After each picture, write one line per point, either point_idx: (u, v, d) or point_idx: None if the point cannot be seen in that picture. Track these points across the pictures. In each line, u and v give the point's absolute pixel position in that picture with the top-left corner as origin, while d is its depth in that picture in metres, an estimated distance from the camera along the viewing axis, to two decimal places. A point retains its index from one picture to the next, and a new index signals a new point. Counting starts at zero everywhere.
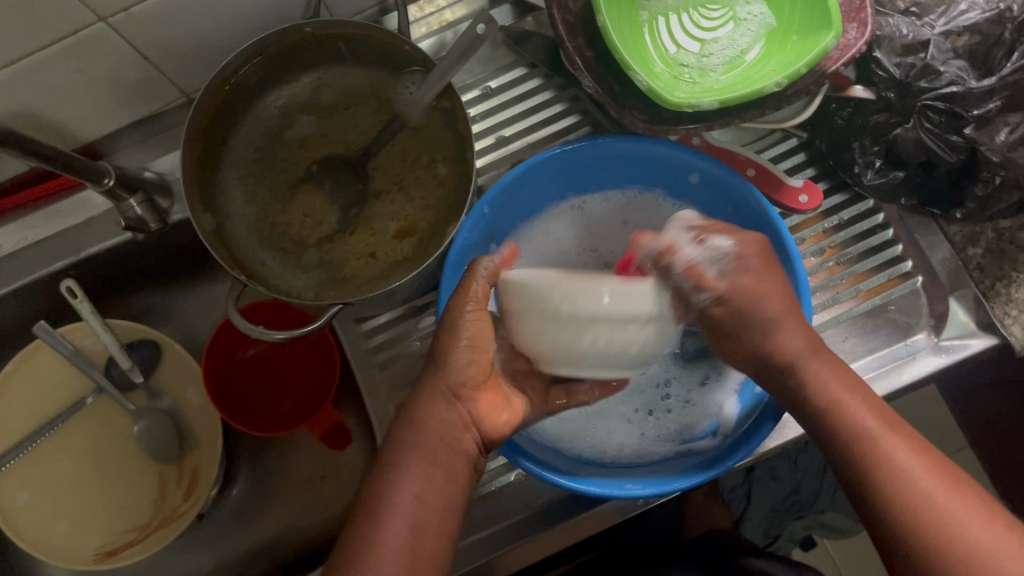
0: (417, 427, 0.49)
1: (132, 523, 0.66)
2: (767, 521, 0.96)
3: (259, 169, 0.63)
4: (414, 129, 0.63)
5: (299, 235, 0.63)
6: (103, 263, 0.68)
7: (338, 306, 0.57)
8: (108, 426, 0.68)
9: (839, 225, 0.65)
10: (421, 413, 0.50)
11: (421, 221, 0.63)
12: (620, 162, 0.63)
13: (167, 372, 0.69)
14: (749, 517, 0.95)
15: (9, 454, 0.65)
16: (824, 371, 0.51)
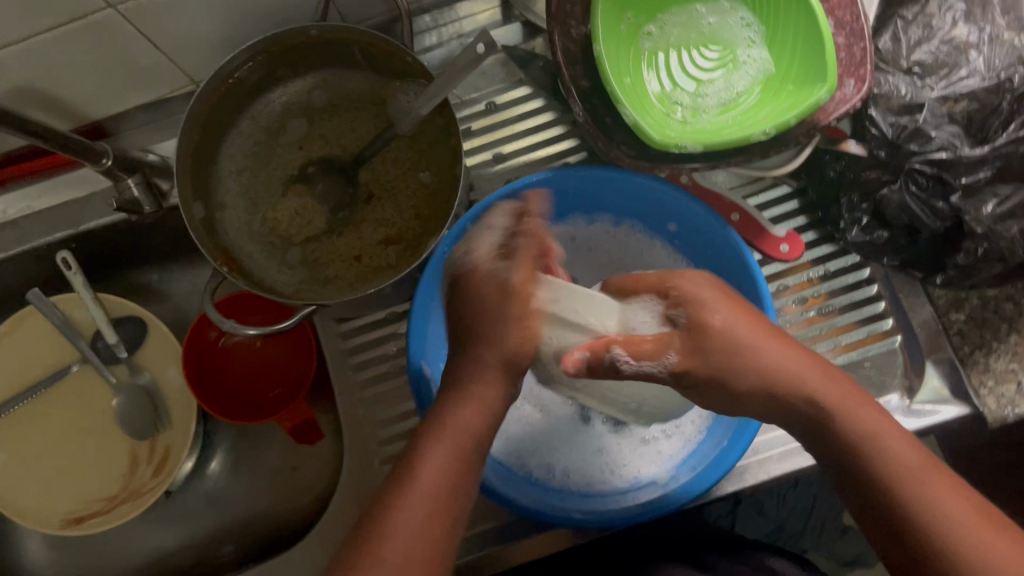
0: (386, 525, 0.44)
1: (100, 494, 0.68)
2: None
3: (256, 163, 0.65)
4: (409, 138, 0.63)
5: (288, 232, 0.65)
6: (102, 237, 0.70)
7: (313, 306, 0.58)
8: (90, 396, 0.70)
9: (825, 276, 0.64)
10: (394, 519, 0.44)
11: (407, 229, 0.64)
12: (606, 192, 0.62)
13: (151, 351, 0.70)
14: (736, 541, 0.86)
15: None
16: (849, 402, 0.50)
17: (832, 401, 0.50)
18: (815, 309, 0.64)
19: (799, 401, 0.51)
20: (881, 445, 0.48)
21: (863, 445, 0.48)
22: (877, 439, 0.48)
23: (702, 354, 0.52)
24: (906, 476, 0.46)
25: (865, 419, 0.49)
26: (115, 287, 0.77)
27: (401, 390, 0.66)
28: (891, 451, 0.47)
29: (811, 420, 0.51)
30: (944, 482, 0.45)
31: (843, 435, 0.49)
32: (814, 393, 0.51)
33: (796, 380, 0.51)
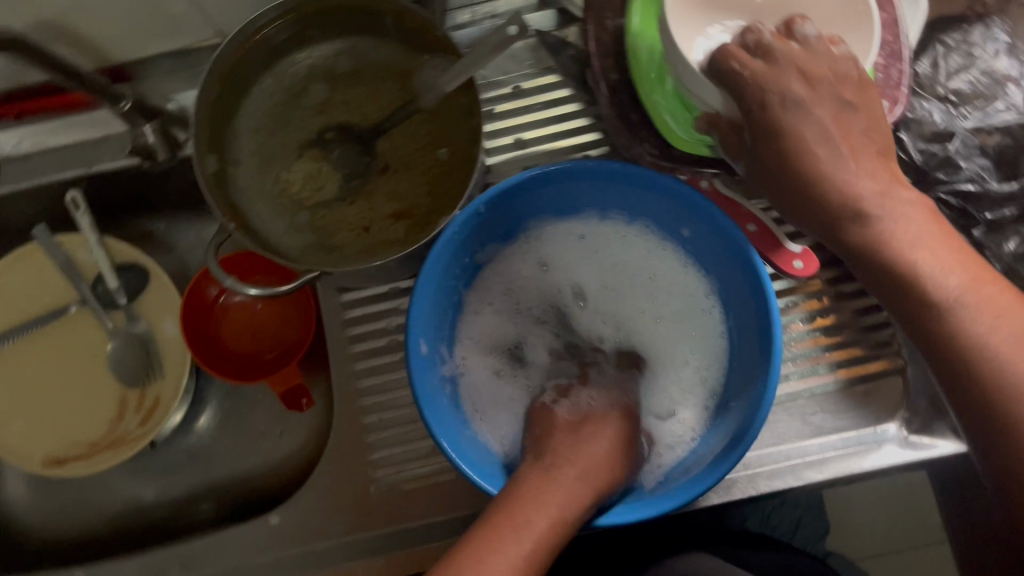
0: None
1: (84, 438, 0.67)
2: None
3: (273, 123, 0.64)
4: (430, 113, 0.62)
5: (299, 195, 0.64)
6: (114, 181, 0.69)
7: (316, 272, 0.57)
8: (86, 338, 0.69)
9: (837, 297, 0.64)
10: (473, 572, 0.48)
11: (418, 206, 0.63)
12: (622, 193, 0.60)
13: (151, 300, 0.70)
14: None
15: None
16: (899, 206, 0.49)
17: (803, 143, 0.49)
18: (820, 329, 0.63)
19: (786, 170, 0.50)
20: (856, 189, 0.49)
21: (828, 145, 0.49)
22: (871, 206, 0.49)
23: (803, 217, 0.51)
24: (939, 264, 0.47)
25: (821, 133, 0.50)
26: (121, 233, 0.77)
27: (397, 366, 0.65)
28: (865, 196, 0.49)
29: (791, 197, 0.51)
30: (925, 242, 0.48)
31: (830, 127, 0.50)
32: (852, 186, 0.49)
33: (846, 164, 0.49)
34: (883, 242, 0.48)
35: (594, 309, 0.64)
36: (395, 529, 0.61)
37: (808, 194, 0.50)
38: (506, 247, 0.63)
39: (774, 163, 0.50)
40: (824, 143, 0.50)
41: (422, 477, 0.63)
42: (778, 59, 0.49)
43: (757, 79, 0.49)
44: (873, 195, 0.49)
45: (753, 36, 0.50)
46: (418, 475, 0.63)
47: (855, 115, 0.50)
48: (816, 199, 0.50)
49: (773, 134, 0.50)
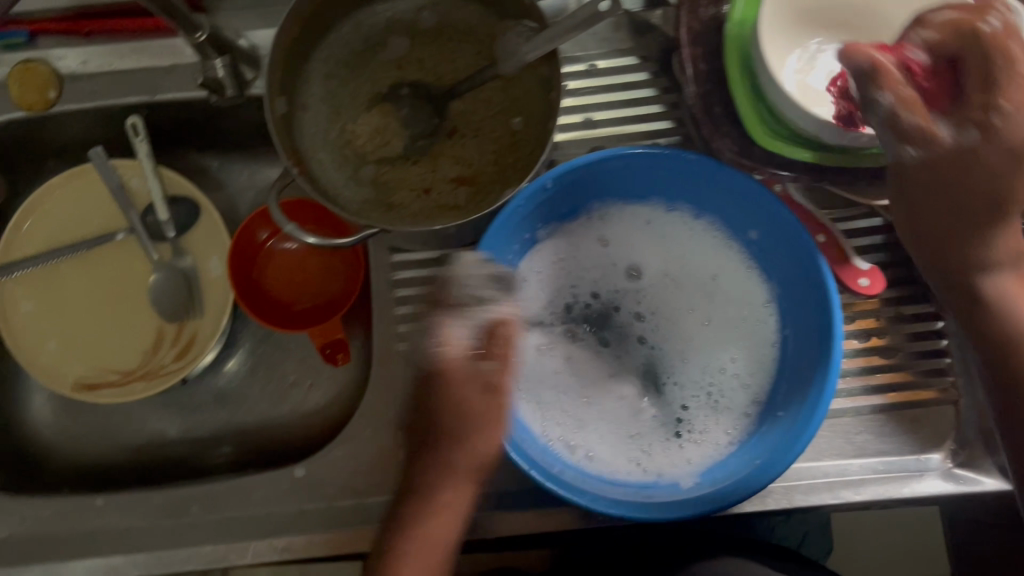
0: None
1: (117, 366, 0.67)
2: None
3: (346, 72, 0.63)
4: (506, 81, 0.61)
5: (363, 148, 0.63)
6: (176, 112, 0.69)
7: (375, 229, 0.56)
8: (129, 267, 0.68)
9: (896, 318, 0.62)
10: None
11: (483, 174, 0.62)
12: (694, 185, 0.58)
13: (199, 236, 0.69)
14: None
15: (24, 263, 0.66)
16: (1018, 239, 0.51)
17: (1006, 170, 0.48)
18: (876, 350, 0.61)
19: (953, 186, 0.49)
20: (1000, 229, 0.50)
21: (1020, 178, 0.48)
22: (997, 244, 0.51)
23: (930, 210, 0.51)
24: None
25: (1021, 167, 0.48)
26: (171, 166, 0.76)
27: None
28: (1007, 213, 0.50)
29: (950, 222, 0.50)
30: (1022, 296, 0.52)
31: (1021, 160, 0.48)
32: (989, 204, 0.49)
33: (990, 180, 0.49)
34: (994, 289, 0.51)
35: (648, 289, 0.62)
36: None
37: (950, 194, 0.50)
38: (564, 224, 0.61)
39: (948, 174, 0.49)
40: (993, 156, 0.48)
41: None
42: (996, 42, 0.46)
43: (978, 77, 0.47)
44: (1003, 222, 0.50)
45: (988, 29, 0.47)
46: None
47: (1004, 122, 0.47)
48: (968, 196, 0.49)
49: (977, 149, 0.48)
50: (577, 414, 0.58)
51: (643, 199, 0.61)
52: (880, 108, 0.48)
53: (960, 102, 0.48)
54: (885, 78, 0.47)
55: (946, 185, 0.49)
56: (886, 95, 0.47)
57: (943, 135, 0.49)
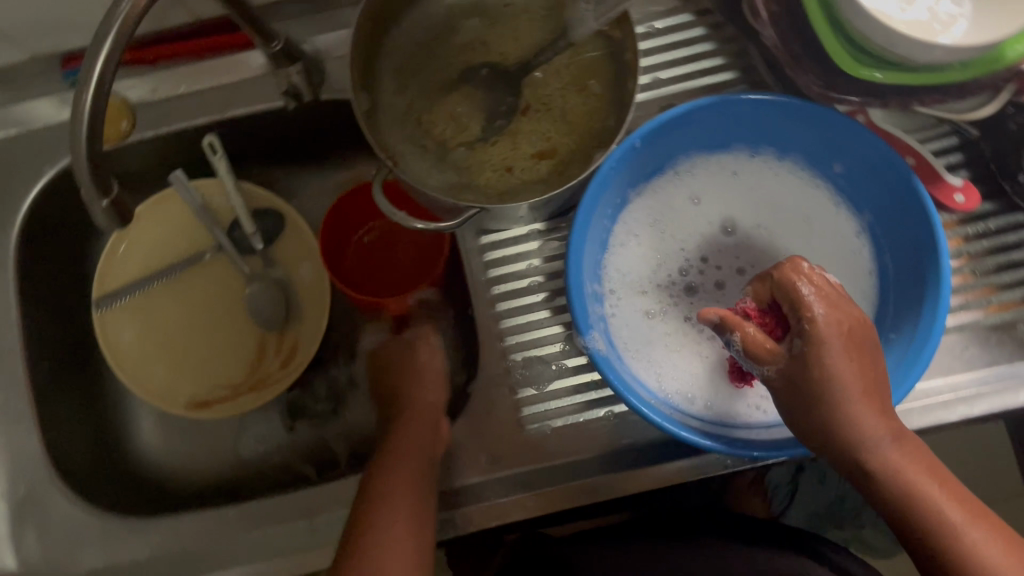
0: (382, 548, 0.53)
1: (226, 380, 0.68)
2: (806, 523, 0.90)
3: (416, 63, 0.64)
4: (577, 51, 0.62)
5: (442, 136, 0.63)
6: (246, 128, 0.69)
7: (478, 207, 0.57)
8: (224, 285, 0.70)
9: (984, 233, 0.63)
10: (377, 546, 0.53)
11: (564, 146, 0.62)
12: (775, 126, 0.59)
13: (286, 244, 0.69)
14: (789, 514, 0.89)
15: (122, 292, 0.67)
16: (906, 456, 0.48)
17: (824, 379, 0.48)
18: (969, 266, 0.63)
19: (816, 394, 0.48)
20: (879, 464, 0.48)
21: (860, 393, 0.48)
22: (888, 458, 0.47)
23: (799, 393, 0.49)
24: (927, 505, 0.46)
25: (852, 377, 0.48)
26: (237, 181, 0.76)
27: (539, 307, 0.65)
28: (875, 433, 0.48)
29: (810, 405, 0.49)
30: (921, 468, 0.47)
31: (863, 380, 0.48)
32: (852, 425, 0.48)
33: (849, 381, 0.48)
34: (889, 473, 0.47)
35: (742, 244, 0.62)
36: (539, 466, 0.62)
37: (816, 377, 0.48)
38: (648, 186, 0.62)
39: (808, 389, 0.49)
40: (839, 376, 0.48)
41: (568, 415, 0.63)
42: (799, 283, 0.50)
43: (793, 308, 0.50)
44: (877, 442, 0.48)
45: (807, 325, 0.49)
46: (565, 414, 0.63)
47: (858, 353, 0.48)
48: (785, 371, 0.49)
49: (811, 364, 0.48)
50: (692, 369, 0.59)
51: (720, 150, 0.62)
52: (734, 348, 0.51)
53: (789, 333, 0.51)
54: (732, 321, 0.50)
55: (806, 385, 0.49)
56: (737, 336, 0.50)
57: (804, 374, 0.49)
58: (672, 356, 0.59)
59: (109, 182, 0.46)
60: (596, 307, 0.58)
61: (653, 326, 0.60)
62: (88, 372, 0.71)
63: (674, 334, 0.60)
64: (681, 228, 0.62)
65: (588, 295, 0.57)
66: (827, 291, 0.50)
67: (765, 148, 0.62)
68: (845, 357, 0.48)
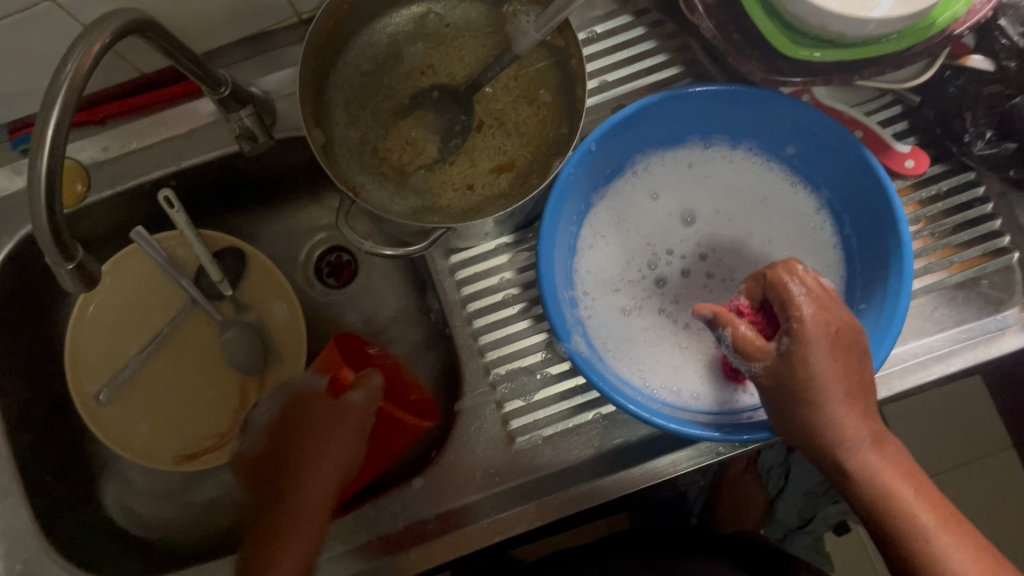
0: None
1: (212, 429, 0.67)
2: (801, 505, 0.91)
3: (365, 93, 0.64)
4: (523, 63, 0.63)
5: (400, 162, 0.63)
6: (203, 176, 0.69)
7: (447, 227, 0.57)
8: (195, 334, 0.69)
9: (937, 195, 0.65)
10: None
11: (521, 157, 0.63)
12: (725, 115, 0.60)
13: (255, 285, 0.69)
14: (783, 498, 0.91)
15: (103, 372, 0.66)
16: (882, 458, 0.49)
17: (807, 384, 0.48)
18: (928, 230, 0.64)
19: (801, 395, 0.49)
20: (857, 466, 0.49)
21: (842, 398, 0.48)
22: (867, 459, 0.48)
23: (785, 392, 0.49)
24: (900, 509, 0.47)
25: (835, 381, 0.48)
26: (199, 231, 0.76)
27: (515, 318, 0.65)
28: (855, 433, 0.49)
29: (795, 405, 0.49)
30: (897, 470, 0.48)
31: (846, 382, 0.49)
32: (832, 427, 0.49)
33: (835, 382, 0.48)
34: (864, 475, 0.48)
35: (706, 232, 0.63)
36: (527, 480, 0.62)
37: (800, 380, 0.49)
38: (608, 189, 0.62)
39: (795, 390, 0.49)
40: (826, 378, 0.48)
41: (557, 423, 0.63)
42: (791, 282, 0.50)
43: (783, 307, 0.50)
44: (855, 443, 0.49)
45: (795, 325, 0.49)
46: (553, 421, 0.63)
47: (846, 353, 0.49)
48: (773, 372, 0.50)
49: (797, 367, 0.49)
50: (673, 360, 0.59)
51: (673, 144, 0.63)
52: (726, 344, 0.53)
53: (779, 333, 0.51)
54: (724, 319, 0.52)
55: (791, 387, 0.49)
56: (726, 331, 0.52)
57: (792, 376, 0.49)
58: (652, 351, 0.60)
59: (73, 246, 0.45)
60: (573, 312, 0.58)
61: (629, 325, 0.60)
62: (69, 440, 0.70)
63: (651, 329, 0.60)
64: (644, 225, 0.63)
65: (563, 302, 0.57)
66: (817, 291, 0.50)
67: (716, 138, 0.63)
68: (829, 359, 0.48)
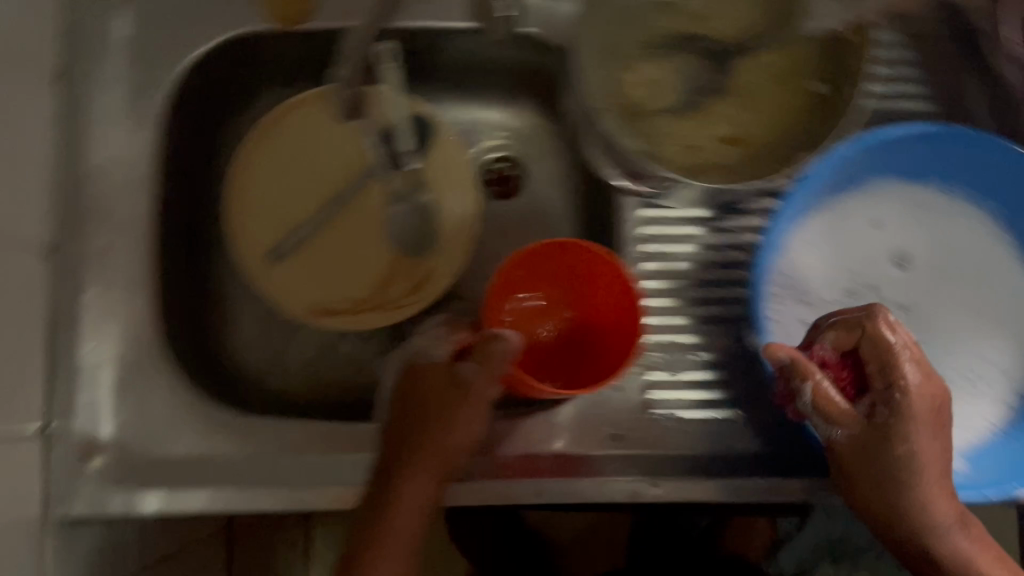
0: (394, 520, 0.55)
1: (346, 293, 0.66)
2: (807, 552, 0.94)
3: (626, 17, 0.59)
4: (796, 49, 0.60)
5: (634, 98, 0.60)
6: (420, 39, 0.65)
7: None
8: (363, 197, 0.66)
9: None
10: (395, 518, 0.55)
11: (756, 137, 0.60)
12: (977, 168, 0.60)
13: (436, 168, 0.66)
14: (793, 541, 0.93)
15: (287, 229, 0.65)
16: (972, 545, 0.54)
17: (907, 468, 0.52)
18: None
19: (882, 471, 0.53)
20: (946, 547, 0.54)
21: (932, 472, 0.52)
22: (960, 542, 0.54)
23: (869, 461, 0.53)
24: None
25: (930, 460, 0.52)
26: None
27: (683, 292, 0.63)
28: (948, 515, 0.53)
29: (881, 484, 0.53)
30: (988, 554, 0.55)
31: (938, 466, 0.53)
32: (921, 513, 0.53)
33: (939, 472, 0.53)
34: (955, 561, 0.54)
35: (917, 276, 0.61)
36: (652, 454, 0.61)
37: (909, 466, 0.52)
38: (835, 201, 0.61)
39: (877, 460, 0.53)
40: (927, 469, 0.52)
41: (690, 414, 0.62)
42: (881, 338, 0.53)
43: (881, 372, 0.53)
44: (952, 529, 0.54)
45: (900, 394, 0.52)
46: (686, 407, 0.62)
47: (947, 446, 0.53)
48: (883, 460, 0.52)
49: (885, 433, 0.52)
50: None
51: (913, 181, 0.61)
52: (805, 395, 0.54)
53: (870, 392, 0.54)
54: (805, 371, 0.53)
55: (872, 459, 0.53)
56: (807, 386, 0.53)
57: (884, 462, 0.53)
58: None
59: None
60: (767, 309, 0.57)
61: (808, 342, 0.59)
62: (194, 254, 0.68)
63: None
64: (857, 249, 0.61)
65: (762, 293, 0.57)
66: (927, 375, 0.52)
67: (957, 189, 0.62)
68: (929, 438, 0.52)
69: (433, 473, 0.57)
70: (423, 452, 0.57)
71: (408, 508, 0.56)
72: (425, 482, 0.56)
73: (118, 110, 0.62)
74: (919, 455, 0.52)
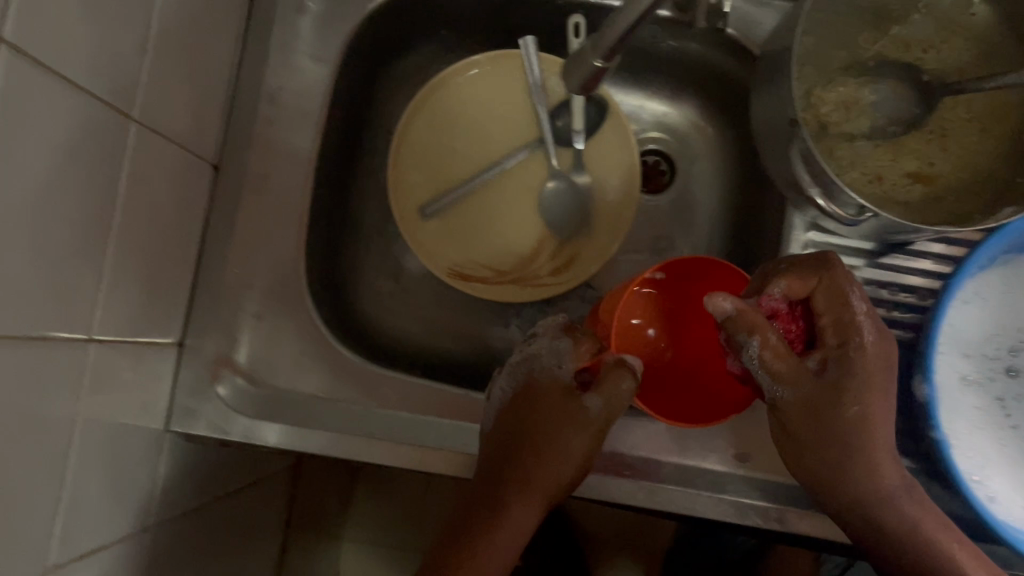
0: (493, 542, 0.54)
1: (489, 261, 0.65)
2: None
3: (836, 33, 0.58)
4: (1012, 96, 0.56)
5: (825, 116, 0.58)
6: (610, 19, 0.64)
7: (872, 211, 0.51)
8: (523, 170, 0.65)
9: None
10: (492, 544, 0.54)
11: (946, 178, 0.58)
12: None
13: (600, 154, 0.65)
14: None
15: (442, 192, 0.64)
16: (928, 517, 0.51)
17: (845, 422, 0.50)
18: None
19: (843, 446, 0.51)
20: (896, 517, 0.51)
21: (882, 440, 0.51)
22: (904, 507, 0.51)
23: (815, 422, 0.51)
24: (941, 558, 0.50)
25: (879, 420, 0.51)
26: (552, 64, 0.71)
27: None
28: (895, 482, 0.51)
29: (840, 455, 0.51)
30: (931, 517, 0.51)
31: (882, 426, 0.51)
32: (873, 476, 0.51)
33: (875, 427, 0.51)
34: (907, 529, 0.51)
35: None
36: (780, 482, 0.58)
37: (855, 424, 0.51)
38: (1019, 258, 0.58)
39: (830, 419, 0.51)
40: (851, 425, 0.51)
41: None
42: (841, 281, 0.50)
43: (835, 327, 0.51)
44: (898, 494, 0.51)
45: (856, 344, 0.50)
46: None
47: (864, 379, 0.50)
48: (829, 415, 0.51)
49: (838, 392, 0.50)
50: (991, 450, 0.57)
51: None
52: (750, 352, 0.49)
53: (820, 345, 0.52)
54: (754, 324, 0.48)
55: (860, 445, 0.51)
56: (754, 341, 0.48)
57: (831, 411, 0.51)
58: (977, 434, 0.57)
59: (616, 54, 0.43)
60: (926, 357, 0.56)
61: (964, 395, 0.58)
62: (342, 194, 0.67)
63: (983, 410, 0.58)
64: None
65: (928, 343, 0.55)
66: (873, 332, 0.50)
67: None
68: (861, 367, 0.50)
69: (538, 497, 0.56)
70: (532, 472, 0.56)
71: (506, 531, 0.55)
72: (528, 506, 0.56)
73: (303, 38, 0.61)
74: (868, 412, 0.50)
